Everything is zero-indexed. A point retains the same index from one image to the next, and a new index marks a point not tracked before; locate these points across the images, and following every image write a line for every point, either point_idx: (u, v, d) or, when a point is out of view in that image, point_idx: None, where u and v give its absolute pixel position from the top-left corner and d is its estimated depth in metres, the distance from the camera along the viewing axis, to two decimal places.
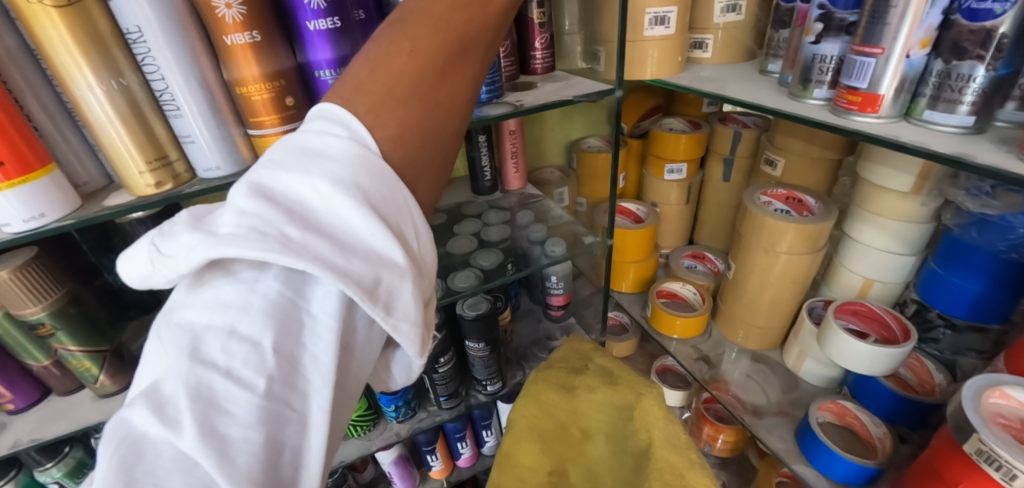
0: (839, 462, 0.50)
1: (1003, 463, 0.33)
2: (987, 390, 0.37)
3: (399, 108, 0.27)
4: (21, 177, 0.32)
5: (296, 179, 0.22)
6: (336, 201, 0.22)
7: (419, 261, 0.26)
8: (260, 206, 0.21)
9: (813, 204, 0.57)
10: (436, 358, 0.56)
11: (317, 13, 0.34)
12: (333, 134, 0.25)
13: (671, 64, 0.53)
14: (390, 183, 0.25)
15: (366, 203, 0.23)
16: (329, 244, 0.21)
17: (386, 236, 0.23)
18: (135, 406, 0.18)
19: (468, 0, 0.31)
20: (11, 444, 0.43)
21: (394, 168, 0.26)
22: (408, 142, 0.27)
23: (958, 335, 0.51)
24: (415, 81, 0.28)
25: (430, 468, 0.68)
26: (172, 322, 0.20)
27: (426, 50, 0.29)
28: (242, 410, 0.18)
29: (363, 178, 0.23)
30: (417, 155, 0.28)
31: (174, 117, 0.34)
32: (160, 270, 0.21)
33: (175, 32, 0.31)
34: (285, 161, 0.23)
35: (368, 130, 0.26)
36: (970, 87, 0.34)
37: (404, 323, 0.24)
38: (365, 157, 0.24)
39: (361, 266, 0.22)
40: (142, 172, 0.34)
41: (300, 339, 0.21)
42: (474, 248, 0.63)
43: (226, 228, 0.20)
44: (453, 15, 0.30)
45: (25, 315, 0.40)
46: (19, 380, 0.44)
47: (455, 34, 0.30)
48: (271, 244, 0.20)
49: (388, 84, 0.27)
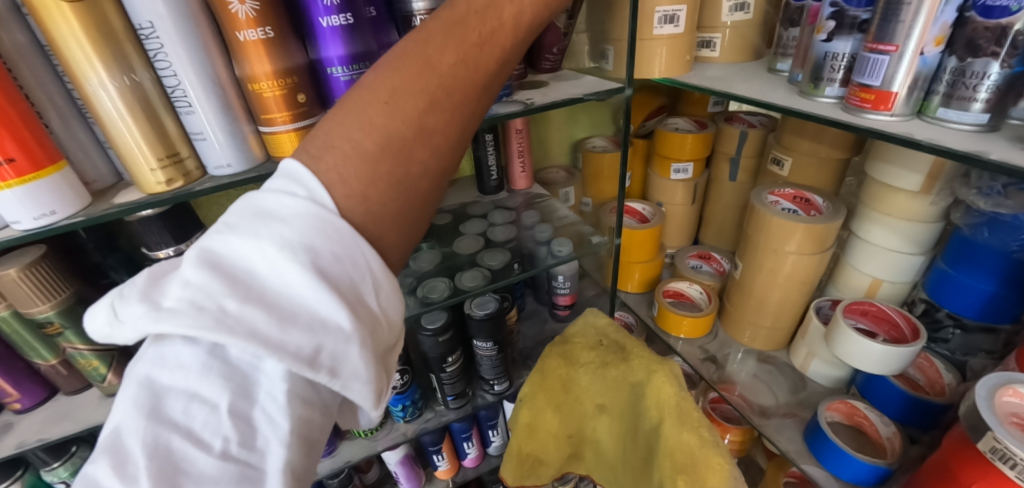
0: (850, 462, 0.50)
1: (1018, 462, 0.33)
2: (1000, 389, 0.37)
3: (367, 162, 0.27)
4: (32, 174, 0.31)
5: (245, 246, 0.23)
6: (284, 268, 0.23)
7: (377, 319, 0.26)
8: (206, 277, 0.21)
9: (822, 203, 0.57)
10: (443, 358, 0.56)
11: (329, 9, 0.33)
12: (290, 193, 0.25)
13: (679, 62, 0.53)
14: (346, 242, 0.25)
15: (315, 267, 0.23)
16: (271, 316, 0.22)
17: (333, 302, 0.23)
18: (96, 463, 0.19)
19: (462, 37, 0.30)
20: (17, 444, 0.43)
21: (355, 225, 0.26)
22: (373, 198, 0.27)
23: (968, 335, 0.51)
24: (391, 129, 0.27)
25: (436, 468, 0.68)
26: (128, 381, 0.21)
27: (407, 98, 0.28)
28: (196, 472, 0.20)
29: (314, 242, 0.23)
30: (384, 207, 0.27)
31: (185, 114, 0.34)
32: (119, 332, 0.22)
33: (187, 29, 0.31)
34: (237, 225, 0.24)
35: (327, 188, 0.25)
36: (985, 84, 0.34)
37: (356, 384, 0.24)
38: (318, 219, 0.24)
39: (303, 338, 0.22)
40: (153, 169, 0.34)
41: (254, 400, 0.22)
42: (480, 248, 0.62)
43: (171, 301, 0.21)
44: (450, 44, 0.29)
45: (33, 314, 0.39)
46: (25, 379, 0.44)
47: (444, 73, 0.29)
48: (208, 322, 0.20)
49: (362, 133, 0.27)
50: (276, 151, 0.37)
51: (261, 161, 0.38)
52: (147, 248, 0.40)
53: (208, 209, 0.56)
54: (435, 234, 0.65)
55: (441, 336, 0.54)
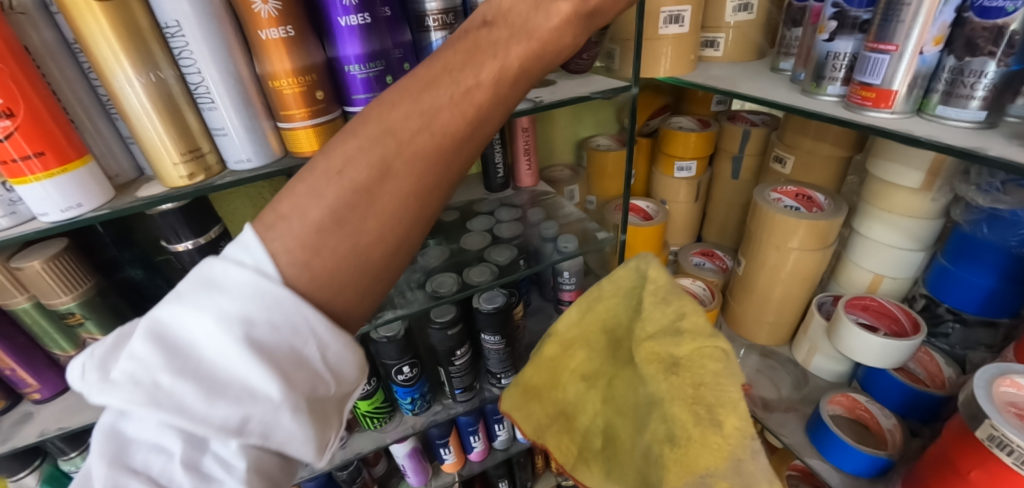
0: (852, 454, 0.51)
1: (1015, 448, 0.34)
2: (998, 379, 0.38)
3: (312, 234, 0.24)
4: (59, 167, 0.33)
5: (186, 315, 0.23)
6: (219, 341, 0.22)
7: (325, 381, 0.25)
8: (144, 350, 0.22)
9: (823, 200, 0.58)
10: (452, 352, 0.57)
11: (347, 9, 0.35)
12: (236, 260, 0.24)
13: (684, 62, 0.54)
14: (287, 310, 0.23)
15: (248, 340, 0.22)
16: (200, 391, 0.22)
17: (264, 378, 0.22)
18: None
19: (423, 101, 0.25)
20: (37, 433, 0.44)
21: (301, 292, 0.24)
22: (320, 268, 0.25)
23: (968, 330, 0.52)
24: (338, 200, 0.25)
25: (442, 461, 0.69)
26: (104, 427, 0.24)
27: (359, 170, 0.25)
28: None
29: (251, 314, 0.23)
30: (335, 275, 0.25)
31: (207, 111, 0.35)
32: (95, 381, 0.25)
33: (211, 27, 0.32)
34: (184, 292, 0.24)
35: (273, 255, 0.24)
36: (982, 82, 0.35)
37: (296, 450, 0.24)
38: (257, 288, 0.23)
39: (229, 413, 0.22)
40: (176, 163, 0.35)
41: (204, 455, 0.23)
42: (487, 244, 0.64)
43: (115, 371, 0.22)
44: (412, 111, 0.25)
45: (55, 305, 0.41)
46: (44, 369, 0.45)
47: (404, 146, 0.25)
48: (139, 400, 0.21)
49: (307, 203, 0.25)
50: (294, 146, 0.38)
51: (279, 156, 0.39)
52: (166, 242, 0.41)
53: (223, 206, 0.58)
54: (443, 231, 0.66)
55: (450, 329, 0.55)
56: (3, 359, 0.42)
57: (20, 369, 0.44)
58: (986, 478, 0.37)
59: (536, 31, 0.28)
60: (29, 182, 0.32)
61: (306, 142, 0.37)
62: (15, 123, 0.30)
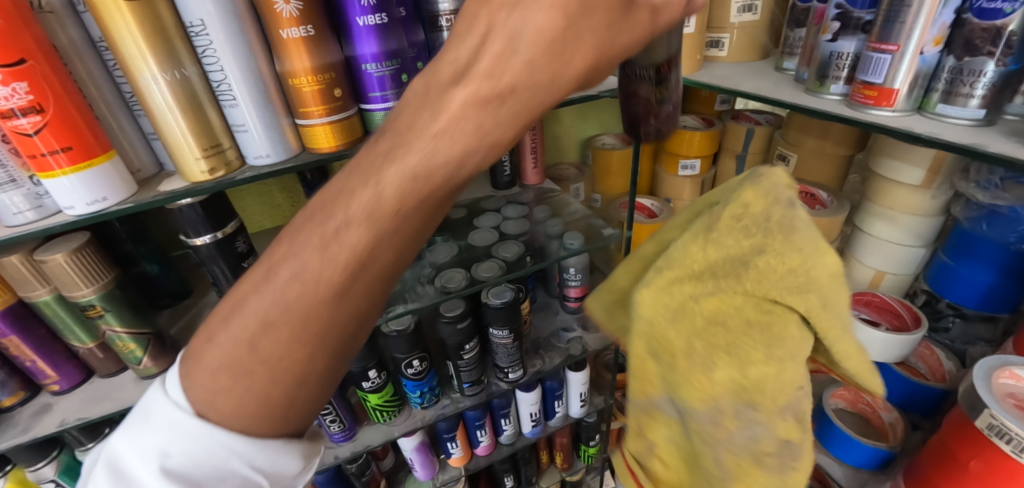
0: (854, 446, 0.52)
1: (1014, 437, 0.35)
2: (997, 371, 0.39)
3: (210, 377, 0.24)
4: (84, 162, 0.34)
5: (124, 448, 0.25)
6: (145, 473, 0.24)
7: None
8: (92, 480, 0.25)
9: (826, 198, 0.59)
10: (461, 346, 0.58)
11: (365, 9, 0.36)
12: (162, 391, 0.26)
13: (689, 61, 0.55)
14: (201, 440, 0.24)
15: (167, 472, 0.24)
16: None
17: None
18: None
19: (297, 246, 0.23)
20: (58, 423, 0.45)
21: (215, 422, 0.25)
22: (225, 404, 0.24)
23: (968, 324, 0.53)
24: (228, 352, 0.24)
25: (450, 455, 0.70)
26: None
27: (240, 326, 0.23)
28: None
29: (170, 447, 0.24)
30: (242, 409, 0.24)
31: (229, 107, 0.36)
32: None
33: (234, 26, 0.33)
34: (128, 422, 0.26)
35: (189, 389, 0.25)
36: (982, 81, 0.36)
37: None
38: (174, 421, 0.24)
39: None
40: (197, 158, 0.36)
41: None
42: (495, 240, 0.64)
43: None
44: (287, 256, 0.23)
45: (77, 297, 0.41)
46: (63, 362, 0.46)
47: (277, 300, 0.23)
48: None
49: (204, 348, 0.24)
50: (312, 143, 0.39)
51: (297, 152, 0.40)
52: (185, 236, 0.42)
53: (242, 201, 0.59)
54: (450, 228, 0.67)
55: (459, 323, 0.56)
56: (24, 350, 0.43)
57: (40, 360, 0.45)
58: (986, 466, 0.38)
59: (425, 134, 0.22)
60: (56, 177, 0.33)
61: (323, 138, 0.38)
62: (45, 118, 0.31)
